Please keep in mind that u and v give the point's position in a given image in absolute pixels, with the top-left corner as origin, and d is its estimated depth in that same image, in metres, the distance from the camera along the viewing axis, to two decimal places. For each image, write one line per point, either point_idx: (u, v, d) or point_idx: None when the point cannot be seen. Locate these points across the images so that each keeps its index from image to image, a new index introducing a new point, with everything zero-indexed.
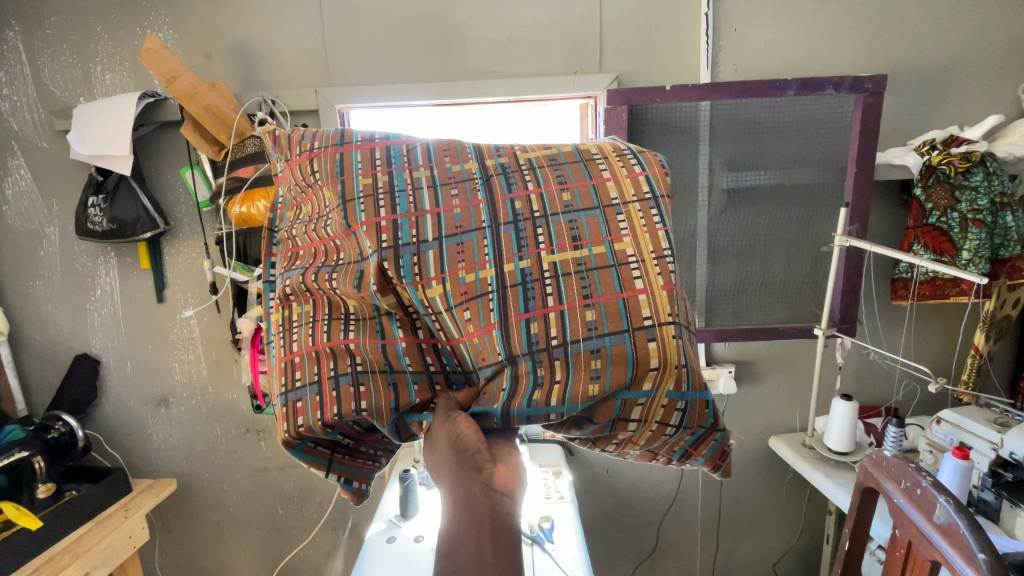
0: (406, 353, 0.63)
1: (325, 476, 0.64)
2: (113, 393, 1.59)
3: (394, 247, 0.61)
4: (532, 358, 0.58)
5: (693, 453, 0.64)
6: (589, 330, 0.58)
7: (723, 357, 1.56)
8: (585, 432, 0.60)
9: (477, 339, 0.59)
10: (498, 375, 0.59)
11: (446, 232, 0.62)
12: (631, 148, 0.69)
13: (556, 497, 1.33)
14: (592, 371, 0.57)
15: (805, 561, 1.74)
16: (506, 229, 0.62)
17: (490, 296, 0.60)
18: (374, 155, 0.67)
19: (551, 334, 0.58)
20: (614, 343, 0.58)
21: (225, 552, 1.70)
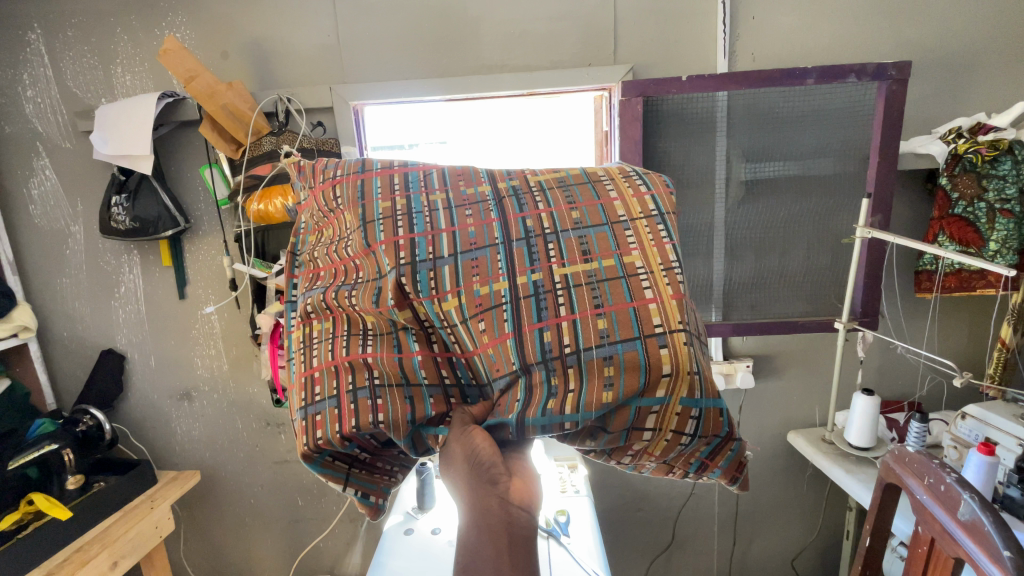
0: (423, 367, 0.63)
1: (343, 490, 0.63)
2: (138, 387, 1.63)
3: (411, 263, 0.63)
4: (545, 367, 0.58)
5: (709, 464, 0.64)
6: (601, 338, 0.58)
7: (741, 351, 1.55)
8: (600, 443, 0.59)
9: (492, 349, 0.60)
10: (513, 386, 0.59)
11: (461, 249, 0.64)
12: (637, 169, 0.70)
13: (571, 491, 1.34)
14: (605, 378, 0.56)
15: (825, 557, 1.72)
16: (519, 245, 0.63)
17: (504, 307, 0.60)
18: (392, 180, 0.69)
19: (564, 343, 0.58)
20: (626, 350, 0.57)
21: (248, 542, 1.74)
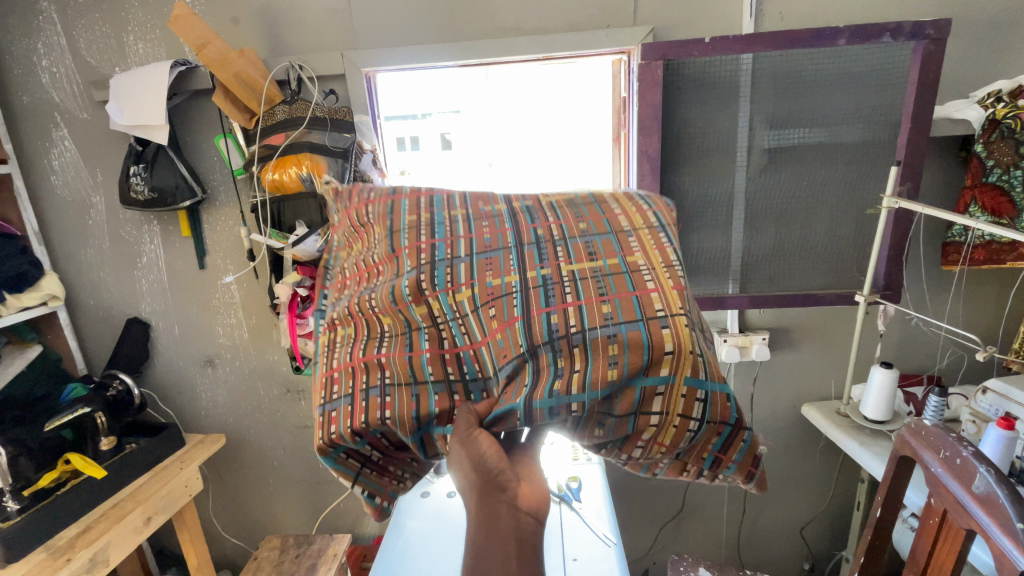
0: (441, 360, 0.64)
1: (351, 487, 0.64)
2: (163, 354, 1.68)
3: (431, 262, 0.68)
4: (552, 348, 0.59)
5: (723, 459, 0.63)
6: (606, 319, 0.59)
7: (757, 323, 1.53)
8: (609, 431, 0.57)
9: (500, 336, 0.62)
10: (520, 371, 0.60)
11: (477, 251, 0.69)
12: (640, 195, 0.76)
13: (583, 459, 1.36)
14: (609, 357, 0.57)
15: (835, 527, 1.73)
16: (529, 248, 0.68)
17: (514, 296, 0.64)
18: (419, 201, 0.75)
19: (567, 324, 0.60)
20: (630, 331, 0.58)
21: (272, 501, 1.81)
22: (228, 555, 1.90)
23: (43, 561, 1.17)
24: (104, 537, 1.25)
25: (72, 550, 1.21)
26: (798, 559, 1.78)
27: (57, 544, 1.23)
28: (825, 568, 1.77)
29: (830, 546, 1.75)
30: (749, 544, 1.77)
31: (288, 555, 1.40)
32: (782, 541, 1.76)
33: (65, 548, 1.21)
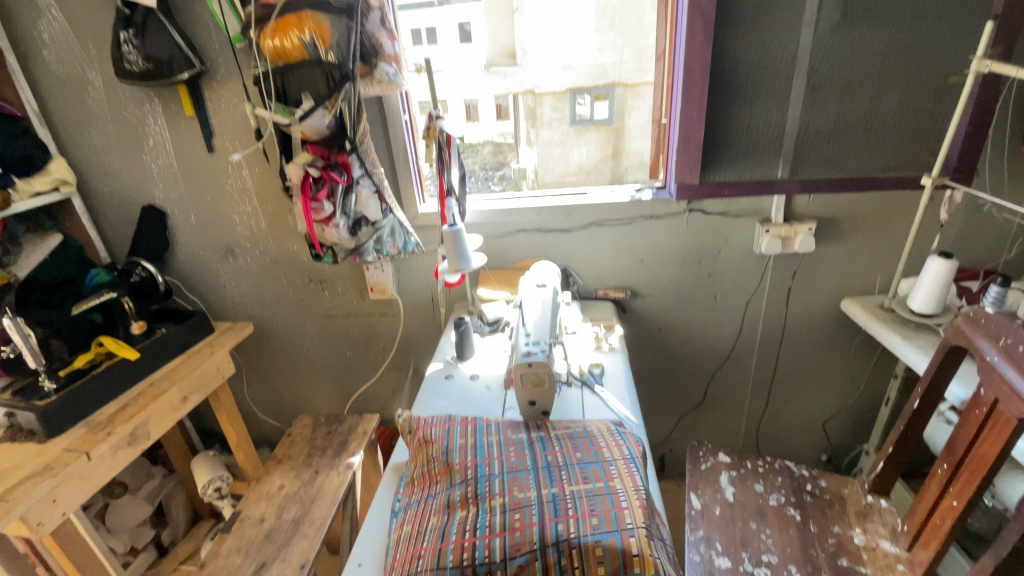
0: (456, 539, 0.73)
1: None
2: (182, 243, 1.66)
3: (474, 521, 0.75)
4: (556, 547, 0.69)
5: None
6: (596, 545, 0.69)
7: (805, 213, 1.40)
8: None
9: (513, 533, 0.72)
10: (531, 563, 0.68)
11: (507, 496, 0.78)
12: (617, 429, 0.93)
13: (606, 348, 1.34)
14: (596, 557, 0.68)
15: (858, 423, 1.73)
16: (551, 551, 0.69)
17: (532, 523, 0.73)
18: (451, 433, 0.92)
19: (569, 529, 0.71)
20: (609, 540, 0.69)
21: (303, 387, 1.88)
22: (266, 434, 2.03)
23: (84, 434, 1.23)
24: (142, 413, 1.30)
25: (111, 426, 1.26)
26: (817, 451, 1.80)
27: (97, 420, 1.28)
28: (844, 460, 1.79)
29: (851, 439, 1.76)
30: (768, 436, 1.79)
31: (320, 433, 1.46)
32: (803, 435, 1.77)
33: (106, 423, 1.27)
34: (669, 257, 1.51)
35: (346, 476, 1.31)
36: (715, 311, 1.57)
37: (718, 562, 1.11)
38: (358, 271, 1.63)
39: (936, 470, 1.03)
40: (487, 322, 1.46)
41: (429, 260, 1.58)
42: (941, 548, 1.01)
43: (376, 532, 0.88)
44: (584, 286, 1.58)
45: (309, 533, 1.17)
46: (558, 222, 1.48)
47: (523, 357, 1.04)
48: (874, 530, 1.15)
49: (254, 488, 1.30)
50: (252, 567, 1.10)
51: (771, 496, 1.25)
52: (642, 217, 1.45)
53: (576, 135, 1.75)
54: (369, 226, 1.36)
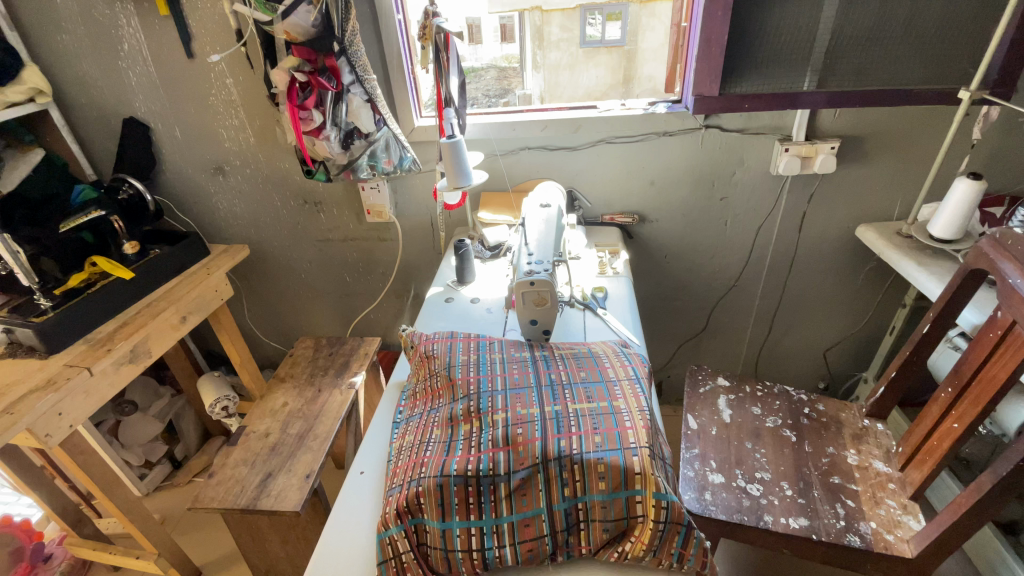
0: (460, 449, 0.73)
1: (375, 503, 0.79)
2: (169, 160, 1.58)
3: (478, 431, 0.75)
4: (559, 462, 0.69)
5: (686, 552, 0.67)
6: (599, 461, 0.69)
7: (828, 130, 1.32)
8: (591, 533, 0.69)
9: (516, 446, 0.71)
10: (533, 477, 0.69)
11: (512, 406, 0.77)
12: (622, 351, 0.91)
13: (610, 273, 1.29)
14: (598, 473, 0.69)
15: (859, 352, 1.72)
16: (554, 466, 0.69)
17: (536, 435, 0.72)
18: (454, 347, 0.89)
19: (572, 445, 0.70)
20: (612, 458, 0.69)
21: (304, 311, 1.88)
22: (270, 357, 2.05)
23: (85, 351, 1.23)
24: (141, 331, 1.30)
25: (111, 342, 1.25)
26: (815, 379, 1.82)
27: (96, 338, 1.28)
28: (840, 388, 1.81)
29: (850, 368, 1.77)
30: (767, 363, 1.80)
31: (322, 354, 1.46)
32: (802, 363, 1.78)
33: (105, 340, 1.27)
34: (680, 179, 1.43)
35: (348, 394, 1.33)
36: (724, 237, 1.52)
37: (712, 478, 1.13)
38: (353, 192, 1.56)
39: (939, 393, 1.02)
40: (488, 247, 1.41)
41: (428, 181, 1.51)
42: (935, 467, 1.02)
43: (379, 443, 0.88)
44: (589, 210, 1.52)
45: (314, 447, 1.19)
46: (564, 138, 1.40)
47: (525, 276, 1.01)
48: (868, 451, 1.17)
49: (258, 405, 1.32)
50: (259, 477, 1.13)
51: (768, 418, 1.26)
52: (655, 134, 1.37)
53: (585, 58, 1.55)
54: (362, 141, 1.28)
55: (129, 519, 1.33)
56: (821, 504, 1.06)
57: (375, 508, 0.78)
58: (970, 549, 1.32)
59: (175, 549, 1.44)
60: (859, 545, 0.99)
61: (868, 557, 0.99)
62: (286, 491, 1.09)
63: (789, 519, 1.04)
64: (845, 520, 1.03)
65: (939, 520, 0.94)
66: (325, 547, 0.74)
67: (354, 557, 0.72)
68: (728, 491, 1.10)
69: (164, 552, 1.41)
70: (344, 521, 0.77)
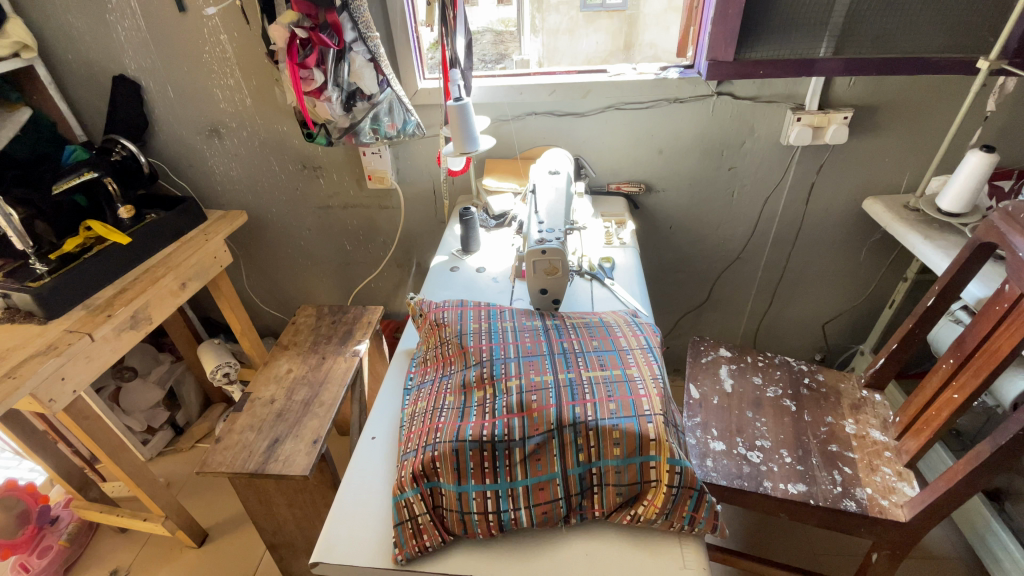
0: (474, 415, 0.73)
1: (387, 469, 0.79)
2: (162, 121, 1.52)
3: (492, 398, 0.75)
4: (574, 428, 0.70)
5: (697, 515, 0.68)
6: (613, 429, 0.70)
7: (842, 100, 1.29)
8: (604, 496, 0.70)
9: (531, 413, 0.71)
10: (548, 442, 0.70)
11: (525, 373, 0.77)
12: (632, 320, 0.91)
13: (617, 243, 1.28)
14: (613, 439, 0.69)
15: (858, 325, 1.74)
16: (568, 432, 0.70)
17: (551, 402, 0.72)
18: (465, 315, 0.89)
19: (586, 412, 0.71)
20: (627, 424, 0.70)
21: (303, 279, 1.86)
22: (270, 325, 2.04)
23: (85, 317, 1.21)
24: (142, 297, 1.28)
25: (111, 308, 1.24)
26: (812, 350, 1.84)
27: (96, 303, 1.25)
28: (836, 360, 1.84)
29: (847, 340, 1.79)
30: (766, 335, 1.82)
31: (324, 322, 1.45)
32: (801, 335, 1.80)
33: (105, 306, 1.25)
34: (689, 148, 1.41)
35: (353, 362, 1.33)
36: (731, 208, 1.51)
37: (713, 445, 1.15)
38: (354, 156, 1.52)
39: (940, 365, 1.04)
40: (493, 215, 1.39)
41: (431, 147, 1.48)
42: (931, 436, 1.05)
43: (389, 409, 0.89)
44: (595, 179, 1.49)
45: (320, 413, 1.20)
46: (572, 103, 1.36)
47: (536, 244, 0.99)
48: (866, 421, 1.19)
49: (262, 372, 1.32)
50: (267, 442, 1.14)
51: (769, 388, 1.28)
52: (666, 100, 1.33)
53: (584, 22, 1.45)
54: (365, 102, 1.25)
55: (135, 483, 1.34)
56: (819, 470, 1.09)
57: (387, 472, 0.79)
58: (957, 515, 1.36)
59: (181, 512, 1.46)
60: (855, 510, 1.02)
61: (863, 520, 1.03)
62: (294, 456, 1.10)
63: (788, 485, 1.07)
64: (842, 486, 1.06)
65: (934, 487, 0.96)
66: (339, 509, 0.75)
67: (369, 520, 0.74)
68: (729, 458, 1.12)
69: (171, 515, 1.43)
70: (357, 485, 0.78)
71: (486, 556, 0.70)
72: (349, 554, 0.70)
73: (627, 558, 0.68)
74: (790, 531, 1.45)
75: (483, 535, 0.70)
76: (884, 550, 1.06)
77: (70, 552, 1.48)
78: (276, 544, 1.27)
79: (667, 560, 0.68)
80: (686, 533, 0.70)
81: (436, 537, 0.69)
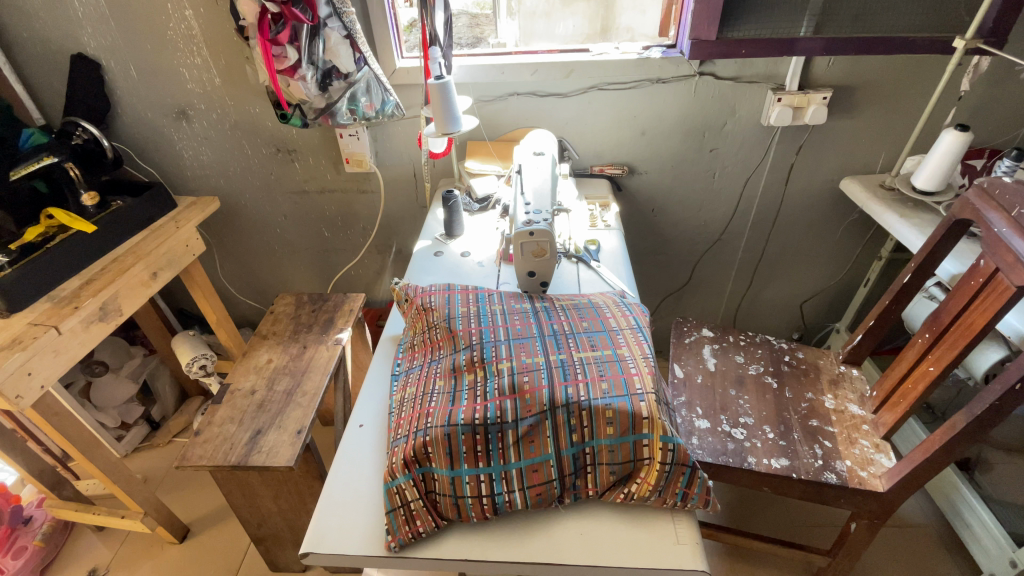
0: (468, 399, 0.72)
1: (379, 458, 0.78)
2: (126, 103, 1.45)
3: (483, 382, 0.74)
4: (567, 409, 0.70)
5: (689, 492, 0.69)
6: (606, 409, 0.69)
7: (822, 80, 1.31)
8: (598, 476, 0.70)
9: (524, 394, 0.71)
10: (542, 423, 0.70)
11: (516, 355, 0.76)
12: (620, 301, 0.91)
13: (602, 226, 1.27)
14: (606, 418, 0.69)
15: (834, 303, 1.78)
16: (561, 412, 0.70)
17: (544, 384, 0.72)
18: (455, 299, 0.87)
19: (579, 392, 0.71)
20: (620, 403, 0.70)
21: (281, 268, 1.81)
22: (247, 316, 1.98)
23: (50, 309, 1.15)
24: (110, 288, 1.22)
25: (78, 299, 1.18)
26: (790, 329, 1.88)
27: (61, 295, 1.20)
28: (813, 338, 1.88)
29: (823, 318, 1.83)
30: (746, 315, 1.85)
31: (304, 310, 1.42)
32: (779, 315, 1.83)
33: (71, 297, 1.19)
34: (671, 129, 1.40)
35: (335, 350, 1.30)
36: (712, 190, 1.52)
37: (698, 423, 1.17)
38: (330, 139, 1.48)
39: (917, 339, 1.07)
40: (476, 199, 1.37)
41: (410, 129, 1.44)
42: (908, 409, 1.08)
43: (377, 395, 0.87)
44: (578, 161, 1.48)
45: (303, 403, 1.17)
46: (555, 83, 1.34)
47: (523, 226, 0.98)
48: (844, 396, 1.22)
49: (241, 363, 1.28)
50: (248, 434, 1.11)
51: (751, 366, 1.30)
52: (649, 80, 1.32)
53: (561, 4, 1.37)
54: (341, 81, 1.20)
55: (111, 480, 1.30)
56: (801, 445, 1.12)
57: (378, 459, 0.78)
58: (929, 486, 1.42)
59: (161, 508, 1.42)
60: (835, 482, 1.05)
61: (843, 491, 1.06)
62: (278, 447, 1.08)
63: (771, 460, 1.09)
64: (823, 459, 1.09)
65: (911, 457, 1.00)
66: (329, 499, 0.74)
67: (360, 508, 0.72)
68: (714, 435, 1.13)
69: (151, 511, 1.39)
70: (346, 473, 0.77)
71: (481, 540, 0.69)
72: (341, 543, 0.68)
73: (621, 536, 0.69)
74: (771, 506, 1.49)
75: (477, 519, 0.69)
76: (862, 520, 1.10)
77: (45, 552, 1.43)
78: (262, 536, 1.25)
79: (660, 536, 0.69)
80: (678, 509, 0.71)
81: (430, 523, 0.68)
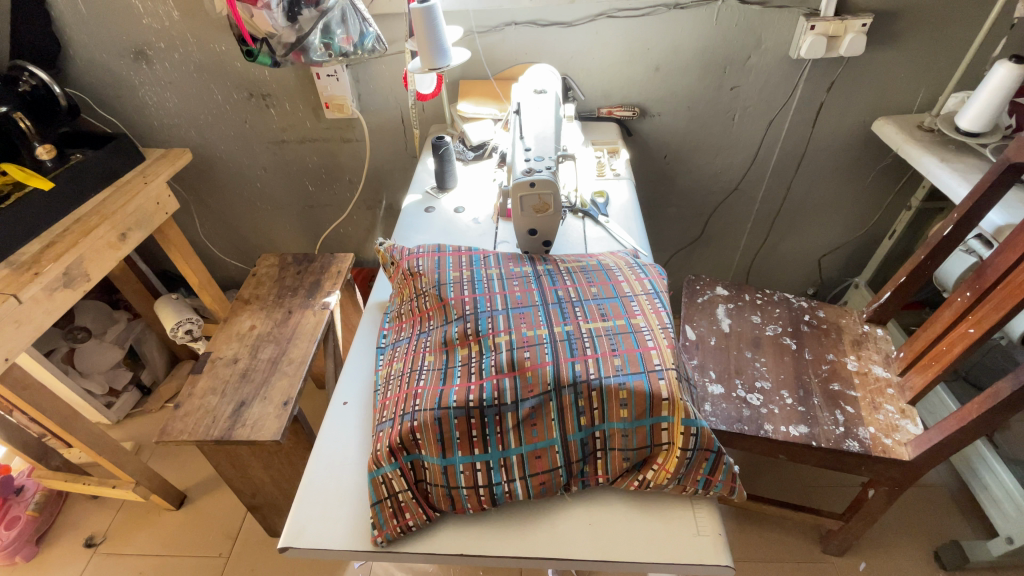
0: (463, 379, 0.63)
1: (364, 442, 0.71)
2: (77, 42, 1.29)
3: (479, 359, 0.65)
4: (575, 389, 0.61)
5: (711, 479, 0.62)
6: (619, 391, 0.61)
7: (863, 3, 1.14)
8: (609, 462, 0.63)
9: (525, 372, 0.62)
10: (545, 405, 0.61)
11: (514, 327, 0.67)
12: (633, 262, 0.81)
13: (610, 176, 1.15)
14: (620, 400, 0.61)
15: (854, 257, 1.67)
16: (567, 393, 0.61)
17: (548, 361, 0.63)
18: (447, 262, 0.77)
19: (588, 369, 0.62)
20: (635, 382, 0.61)
21: (265, 226, 1.70)
22: (234, 276, 1.89)
23: (8, 276, 1.05)
24: (74, 251, 1.12)
25: (38, 264, 1.08)
26: (805, 284, 1.78)
27: (21, 259, 1.08)
28: (828, 293, 1.79)
29: (842, 273, 1.73)
30: (759, 270, 1.75)
31: (289, 272, 1.32)
32: (796, 270, 1.73)
33: (31, 262, 1.08)
34: (688, 64, 1.25)
35: (323, 315, 1.21)
36: (731, 134, 1.38)
37: (711, 388, 1.09)
38: (307, 80, 1.33)
39: (955, 299, 0.99)
40: (470, 146, 1.24)
41: (396, 67, 1.29)
42: (939, 373, 1.00)
43: (362, 371, 0.79)
44: (584, 102, 1.33)
45: (289, 372, 1.10)
46: (559, 10, 1.18)
47: (523, 175, 0.87)
48: (868, 357, 1.13)
49: (222, 329, 1.20)
50: (232, 406, 1.04)
51: (768, 326, 1.21)
52: (666, 6, 1.17)
53: None
54: (312, 10, 1.05)
55: (96, 452, 1.24)
56: (821, 411, 1.04)
57: (363, 442, 0.71)
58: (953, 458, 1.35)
59: (153, 477, 1.38)
60: (857, 450, 0.98)
61: (865, 460, 0.99)
62: (263, 421, 1.01)
63: (789, 427, 1.02)
64: (845, 426, 1.01)
65: (943, 426, 0.93)
66: (309, 487, 0.67)
67: (343, 497, 0.66)
68: (728, 402, 1.06)
69: (143, 480, 1.35)
70: (329, 458, 0.70)
71: (477, 531, 0.63)
72: (322, 536, 0.62)
73: (632, 526, 0.62)
74: (781, 468, 1.45)
75: (473, 510, 0.63)
76: (882, 487, 1.05)
77: (40, 521, 1.40)
78: (257, 506, 1.21)
79: (678, 525, 0.62)
80: (697, 495, 0.64)
81: (420, 515, 0.62)
